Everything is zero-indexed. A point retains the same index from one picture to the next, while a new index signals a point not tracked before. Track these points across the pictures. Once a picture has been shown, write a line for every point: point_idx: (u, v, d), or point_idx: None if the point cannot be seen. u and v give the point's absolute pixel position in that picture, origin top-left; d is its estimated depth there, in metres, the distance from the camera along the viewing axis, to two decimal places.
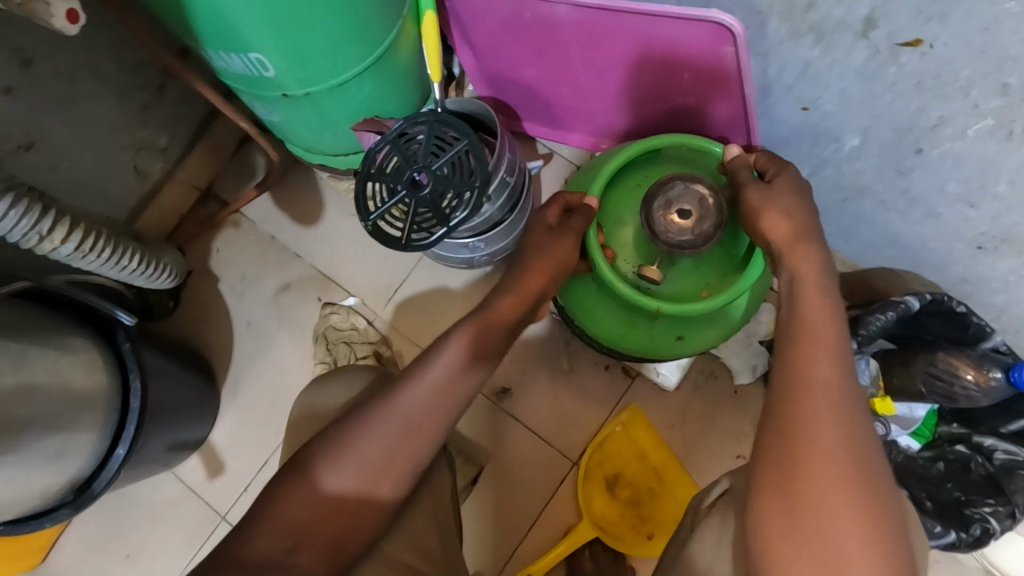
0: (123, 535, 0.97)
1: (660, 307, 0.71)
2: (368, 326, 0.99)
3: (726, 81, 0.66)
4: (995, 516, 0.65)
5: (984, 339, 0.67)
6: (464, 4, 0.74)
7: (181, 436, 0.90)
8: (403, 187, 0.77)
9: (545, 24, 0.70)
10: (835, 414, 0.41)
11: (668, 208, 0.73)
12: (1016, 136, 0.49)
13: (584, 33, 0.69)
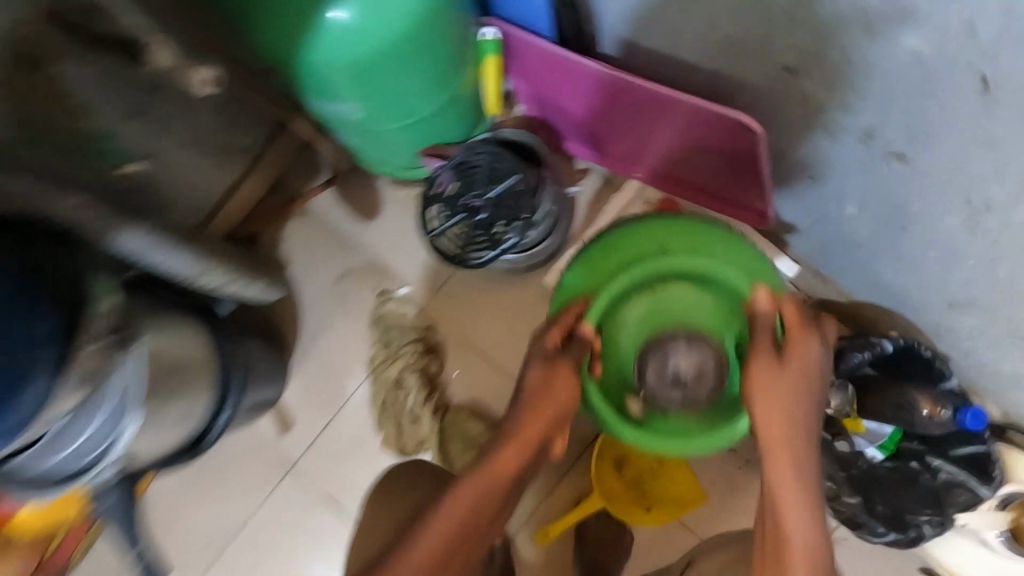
0: (204, 478, 1.14)
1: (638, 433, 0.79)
2: (417, 315, 1.14)
3: (757, 157, 0.77)
4: (929, 523, 0.82)
5: (945, 379, 0.80)
6: (548, 52, 0.83)
7: (260, 401, 1.06)
8: (462, 210, 0.90)
9: (625, 86, 0.80)
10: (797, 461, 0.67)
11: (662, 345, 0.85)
12: (980, 231, 0.60)
13: (657, 99, 0.79)
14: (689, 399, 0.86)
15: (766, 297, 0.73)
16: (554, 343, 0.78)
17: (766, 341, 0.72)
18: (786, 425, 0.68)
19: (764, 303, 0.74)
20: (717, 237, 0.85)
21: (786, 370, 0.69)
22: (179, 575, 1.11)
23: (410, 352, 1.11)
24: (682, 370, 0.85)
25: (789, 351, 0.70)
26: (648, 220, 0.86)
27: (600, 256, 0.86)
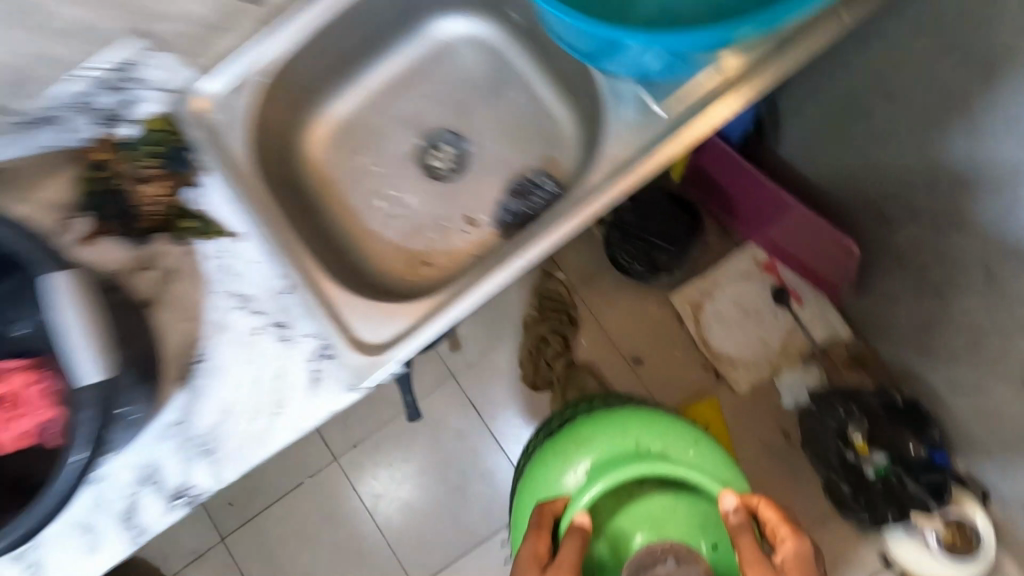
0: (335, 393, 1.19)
1: None
2: (573, 295, 1.22)
3: (832, 270, 1.11)
4: (892, 515, 1.06)
5: (930, 435, 1.05)
6: (733, 161, 1.10)
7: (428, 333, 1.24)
8: (636, 232, 1.17)
9: (779, 204, 1.09)
10: None
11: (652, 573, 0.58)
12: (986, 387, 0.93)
13: (800, 218, 1.07)
14: None
15: (733, 500, 0.59)
16: (533, 563, 0.58)
17: (755, 544, 0.54)
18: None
19: (730, 501, 0.59)
20: (685, 439, 0.67)
21: (786, 555, 0.55)
22: (265, 493, 1.16)
23: (557, 324, 1.19)
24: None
25: (783, 559, 0.55)
26: (590, 435, 0.69)
27: (564, 464, 0.68)
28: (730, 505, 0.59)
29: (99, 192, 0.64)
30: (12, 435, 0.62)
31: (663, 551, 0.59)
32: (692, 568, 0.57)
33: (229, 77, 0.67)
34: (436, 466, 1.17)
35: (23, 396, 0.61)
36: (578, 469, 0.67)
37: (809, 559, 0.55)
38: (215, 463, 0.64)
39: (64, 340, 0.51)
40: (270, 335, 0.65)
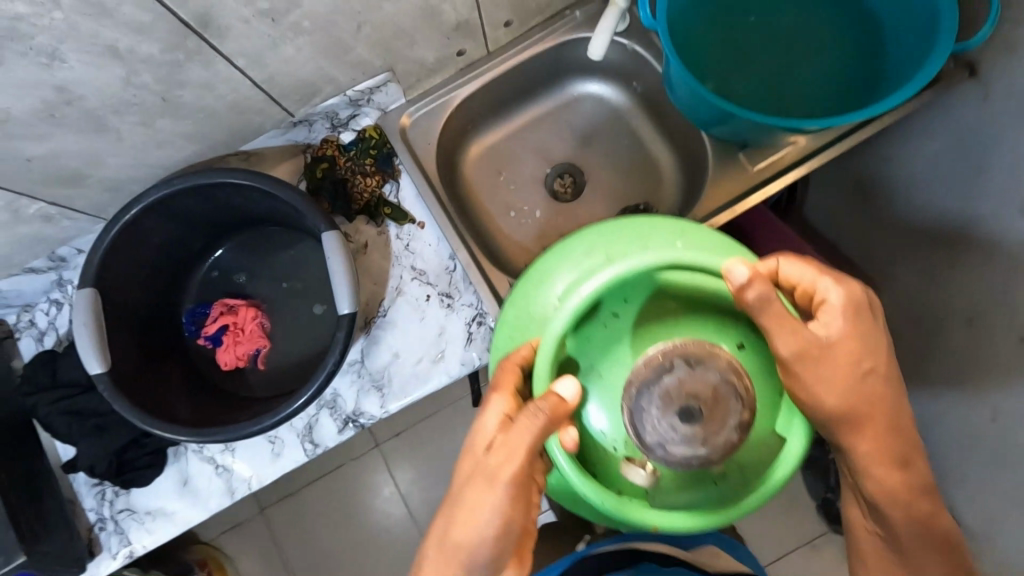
0: None
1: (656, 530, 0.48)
2: None
3: None
4: None
5: None
6: None
7: None
8: None
9: None
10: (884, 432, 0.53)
11: (665, 407, 0.50)
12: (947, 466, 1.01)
13: None
14: (714, 447, 0.50)
15: (745, 268, 0.47)
16: (501, 424, 0.51)
17: (781, 314, 0.48)
18: (868, 403, 0.51)
19: (768, 267, 0.53)
20: (670, 236, 0.60)
21: (829, 322, 0.50)
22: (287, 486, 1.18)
23: None
24: (692, 405, 0.50)
25: (829, 333, 0.50)
26: (574, 248, 0.61)
27: (540, 292, 0.60)
28: (742, 277, 0.47)
29: (326, 177, 0.83)
30: (236, 355, 0.79)
31: (665, 353, 0.51)
32: (703, 363, 0.51)
33: (428, 105, 0.87)
34: (449, 471, 1.18)
35: (247, 327, 0.80)
36: (556, 290, 0.59)
37: (852, 305, 0.51)
38: (385, 397, 0.82)
39: (333, 280, 0.70)
40: (438, 303, 0.83)
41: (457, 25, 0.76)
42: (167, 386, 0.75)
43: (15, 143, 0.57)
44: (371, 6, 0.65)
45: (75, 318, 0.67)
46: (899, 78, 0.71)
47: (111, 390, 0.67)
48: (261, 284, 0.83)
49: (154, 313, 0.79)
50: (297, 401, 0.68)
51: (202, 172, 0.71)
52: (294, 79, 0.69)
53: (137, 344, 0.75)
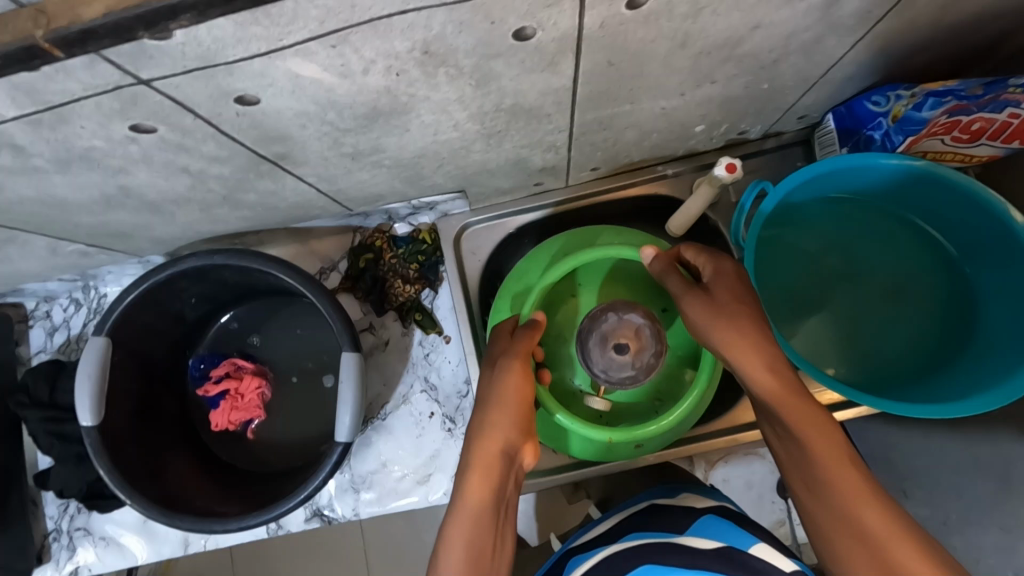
0: None
1: (611, 440, 0.62)
2: None
3: None
4: None
5: None
6: None
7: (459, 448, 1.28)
8: None
9: None
10: (810, 414, 0.50)
11: (603, 343, 0.66)
12: None
13: None
14: (643, 368, 0.64)
15: (654, 252, 0.63)
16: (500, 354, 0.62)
17: (681, 282, 0.59)
18: (752, 347, 0.53)
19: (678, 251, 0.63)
20: (611, 231, 0.74)
21: (720, 274, 0.58)
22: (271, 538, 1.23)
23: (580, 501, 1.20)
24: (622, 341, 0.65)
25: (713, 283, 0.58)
26: (538, 255, 0.74)
27: (518, 278, 0.74)
28: (652, 258, 0.63)
29: (366, 269, 0.82)
30: (228, 420, 0.79)
31: (604, 310, 0.67)
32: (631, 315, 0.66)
33: (489, 220, 0.83)
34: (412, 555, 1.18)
35: (248, 395, 0.79)
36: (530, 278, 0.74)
37: (738, 270, 0.58)
38: (359, 501, 0.81)
39: (340, 403, 0.69)
40: (439, 424, 0.82)
41: (541, 169, 0.73)
42: (155, 439, 0.76)
43: (67, 214, 0.55)
44: (459, 155, 0.62)
45: (82, 369, 0.67)
46: (979, 380, 0.67)
47: (100, 446, 0.67)
48: (274, 352, 0.84)
49: (162, 362, 0.79)
50: (269, 514, 0.67)
51: (248, 254, 0.68)
52: (362, 191, 0.67)
53: (139, 392, 0.75)
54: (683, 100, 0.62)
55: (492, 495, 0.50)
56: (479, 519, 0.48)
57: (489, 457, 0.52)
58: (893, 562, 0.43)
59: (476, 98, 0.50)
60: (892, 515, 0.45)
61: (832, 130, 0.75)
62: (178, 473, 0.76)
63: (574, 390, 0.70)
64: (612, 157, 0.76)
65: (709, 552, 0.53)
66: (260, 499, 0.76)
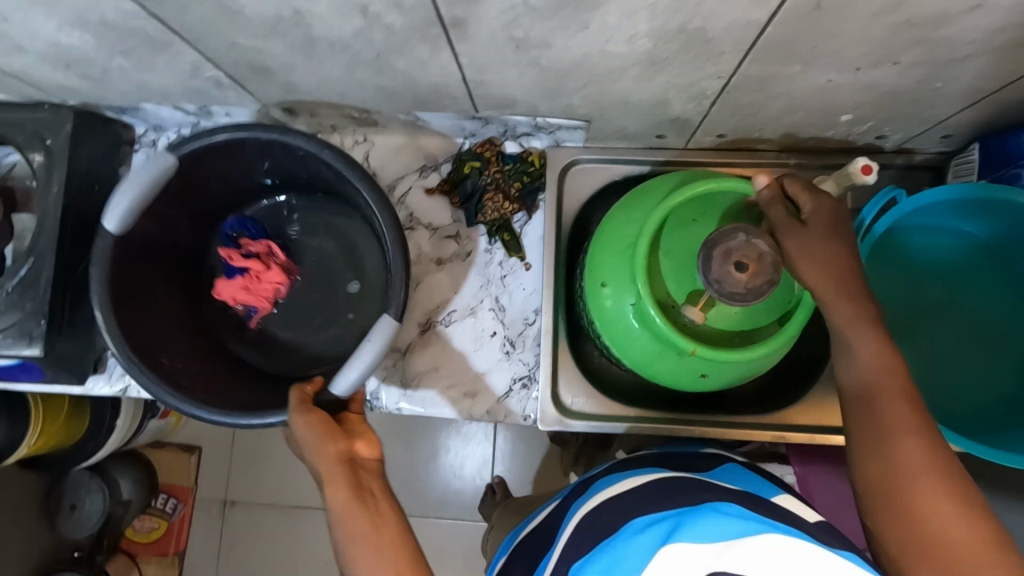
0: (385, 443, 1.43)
1: (695, 349, 0.60)
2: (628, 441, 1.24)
3: None
4: None
5: None
6: None
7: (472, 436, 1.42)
8: None
9: None
10: (892, 378, 0.52)
11: (723, 257, 0.56)
12: None
13: None
14: (754, 292, 0.56)
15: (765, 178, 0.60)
16: (300, 405, 0.65)
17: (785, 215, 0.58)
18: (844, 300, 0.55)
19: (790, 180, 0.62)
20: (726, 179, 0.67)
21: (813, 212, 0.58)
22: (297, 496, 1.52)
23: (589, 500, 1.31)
24: (744, 261, 0.56)
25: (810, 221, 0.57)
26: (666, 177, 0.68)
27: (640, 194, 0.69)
28: (762, 185, 0.61)
29: (469, 177, 0.81)
30: (233, 295, 0.80)
31: (733, 227, 0.57)
32: (759, 241, 0.56)
33: (599, 161, 0.83)
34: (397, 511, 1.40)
35: (264, 284, 0.80)
36: (648, 193, 0.68)
37: (835, 211, 0.58)
38: (405, 396, 0.82)
39: (355, 358, 0.67)
40: (498, 345, 0.82)
41: (672, 119, 0.72)
42: (159, 274, 0.77)
43: (231, 29, 0.56)
44: (611, 76, 0.61)
45: (137, 177, 0.68)
46: None
47: (109, 253, 0.68)
48: (312, 251, 0.86)
49: (209, 206, 0.82)
50: (236, 413, 0.67)
51: (324, 144, 0.68)
52: (499, 92, 0.67)
53: (173, 217, 0.77)
54: (853, 77, 0.60)
55: (371, 509, 0.58)
56: (371, 520, 0.57)
57: (339, 486, 0.59)
58: (933, 518, 0.46)
59: (668, 10, 0.49)
60: (956, 487, 0.47)
61: (975, 159, 0.73)
62: (160, 304, 0.77)
63: (667, 302, 0.63)
64: (745, 127, 0.74)
65: (749, 499, 0.53)
66: (218, 377, 0.77)
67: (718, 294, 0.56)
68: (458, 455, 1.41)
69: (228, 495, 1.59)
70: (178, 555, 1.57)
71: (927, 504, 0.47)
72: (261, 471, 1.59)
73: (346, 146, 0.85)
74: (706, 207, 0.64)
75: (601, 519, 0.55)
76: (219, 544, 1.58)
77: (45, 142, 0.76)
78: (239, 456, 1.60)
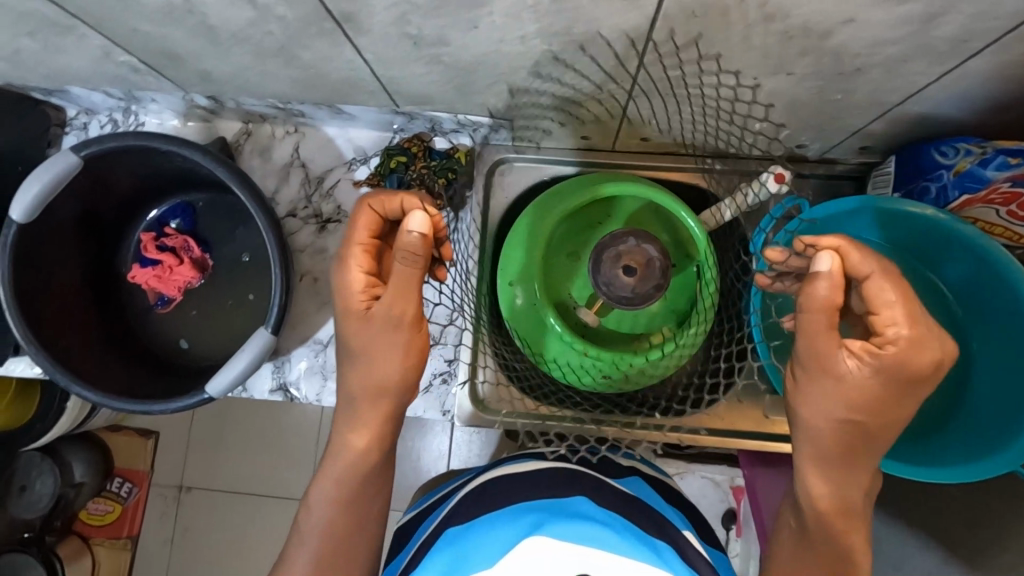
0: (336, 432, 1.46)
1: (588, 351, 0.62)
2: None
3: None
4: None
5: None
6: None
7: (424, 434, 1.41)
8: None
9: None
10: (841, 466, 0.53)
11: (613, 260, 0.57)
12: None
13: None
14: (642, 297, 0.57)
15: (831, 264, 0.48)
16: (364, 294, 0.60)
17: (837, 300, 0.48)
18: (838, 405, 0.50)
19: (862, 270, 0.49)
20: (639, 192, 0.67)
21: (853, 379, 0.49)
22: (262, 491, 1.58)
23: None
24: (630, 264, 0.57)
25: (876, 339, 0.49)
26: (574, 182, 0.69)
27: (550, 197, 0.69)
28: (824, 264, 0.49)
29: (395, 171, 0.81)
30: (147, 282, 0.79)
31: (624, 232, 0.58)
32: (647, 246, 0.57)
33: (528, 161, 0.83)
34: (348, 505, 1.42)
35: (176, 276, 0.79)
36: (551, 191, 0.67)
37: (904, 355, 0.48)
38: (324, 388, 0.82)
39: (230, 362, 0.68)
40: None
41: (590, 120, 0.73)
42: (74, 254, 0.76)
43: (127, 15, 0.56)
44: (516, 76, 0.62)
45: (39, 174, 0.66)
46: (977, 448, 0.63)
47: (12, 245, 0.67)
48: (225, 244, 0.82)
49: (129, 192, 0.78)
50: (133, 405, 0.68)
51: (216, 158, 0.67)
52: (413, 87, 0.67)
53: (91, 203, 0.75)
54: (753, 85, 0.60)
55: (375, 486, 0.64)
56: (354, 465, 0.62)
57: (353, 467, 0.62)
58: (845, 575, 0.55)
59: (548, 13, 0.49)
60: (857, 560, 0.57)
61: (891, 172, 0.73)
62: (66, 298, 0.74)
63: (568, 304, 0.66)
64: (665, 131, 0.74)
65: (648, 516, 0.61)
66: (116, 356, 0.76)
67: (607, 296, 0.57)
68: (421, 448, 1.40)
69: (184, 481, 1.60)
70: (130, 538, 1.56)
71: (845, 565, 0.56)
72: (217, 457, 1.60)
73: (277, 136, 0.85)
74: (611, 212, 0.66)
75: (491, 496, 0.61)
76: (172, 530, 1.60)
77: None
78: (196, 441, 1.60)
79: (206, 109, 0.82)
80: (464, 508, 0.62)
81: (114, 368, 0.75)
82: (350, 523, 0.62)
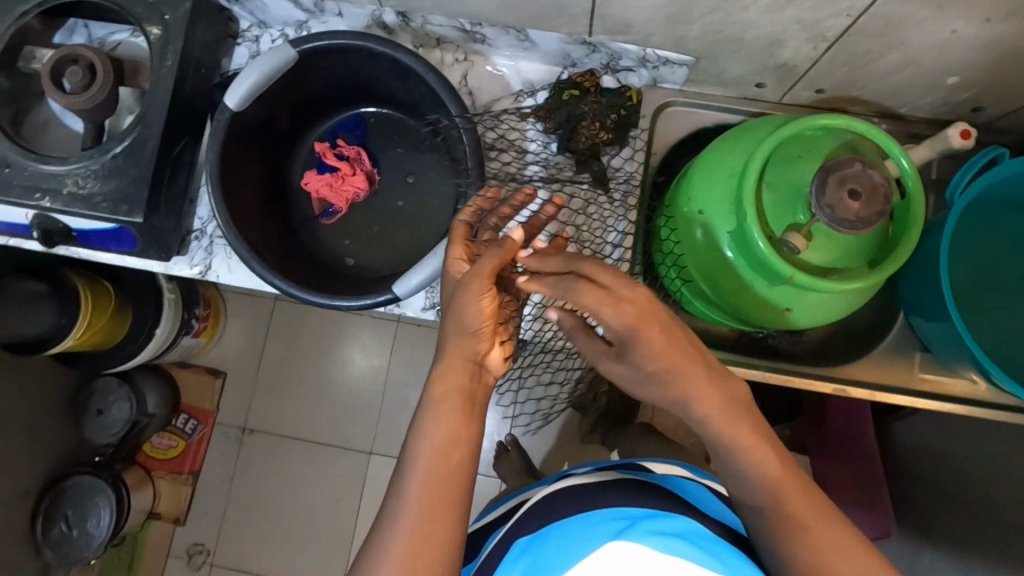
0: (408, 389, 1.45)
1: (794, 275, 0.62)
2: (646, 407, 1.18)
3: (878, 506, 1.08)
4: None
5: None
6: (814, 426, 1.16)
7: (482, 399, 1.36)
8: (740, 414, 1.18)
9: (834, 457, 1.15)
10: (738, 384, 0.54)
11: (839, 185, 0.58)
12: None
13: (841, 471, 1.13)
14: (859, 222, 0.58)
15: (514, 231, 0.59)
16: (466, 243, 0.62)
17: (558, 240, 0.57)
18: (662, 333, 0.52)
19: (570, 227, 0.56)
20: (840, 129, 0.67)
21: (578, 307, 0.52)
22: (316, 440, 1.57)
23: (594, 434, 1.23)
24: (856, 188, 0.58)
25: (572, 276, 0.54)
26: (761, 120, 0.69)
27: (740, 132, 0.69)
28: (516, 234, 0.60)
29: (567, 104, 0.80)
30: (319, 189, 0.81)
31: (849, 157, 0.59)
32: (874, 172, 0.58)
33: (694, 106, 0.85)
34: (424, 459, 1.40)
35: (346, 187, 0.80)
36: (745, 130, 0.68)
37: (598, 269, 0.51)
38: None
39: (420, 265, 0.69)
40: None
41: (776, 65, 0.74)
42: (258, 154, 0.78)
43: None
44: (739, 3, 0.64)
45: (259, 63, 0.68)
46: None
47: (223, 129, 0.68)
48: (390, 161, 0.84)
49: (309, 101, 0.80)
50: (321, 298, 0.70)
51: (428, 65, 0.69)
52: (624, 11, 0.69)
53: (278, 105, 0.77)
54: (973, 30, 0.62)
55: (467, 436, 0.53)
56: (449, 432, 0.53)
57: (454, 404, 0.54)
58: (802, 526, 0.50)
59: None
60: (813, 489, 0.53)
61: None
62: (248, 193, 0.75)
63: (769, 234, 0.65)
64: (848, 83, 0.76)
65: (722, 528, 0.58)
66: (285, 256, 0.78)
67: (829, 219, 0.58)
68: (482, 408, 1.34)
69: (248, 422, 1.48)
70: (193, 472, 1.45)
71: (792, 497, 0.52)
72: None
73: (446, 63, 0.86)
74: (809, 145, 0.66)
75: (564, 502, 0.58)
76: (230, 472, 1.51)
77: (163, 17, 0.77)
78: None
79: (387, 29, 0.83)
80: (534, 513, 0.59)
81: (287, 267, 0.76)
82: (450, 501, 0.51)
